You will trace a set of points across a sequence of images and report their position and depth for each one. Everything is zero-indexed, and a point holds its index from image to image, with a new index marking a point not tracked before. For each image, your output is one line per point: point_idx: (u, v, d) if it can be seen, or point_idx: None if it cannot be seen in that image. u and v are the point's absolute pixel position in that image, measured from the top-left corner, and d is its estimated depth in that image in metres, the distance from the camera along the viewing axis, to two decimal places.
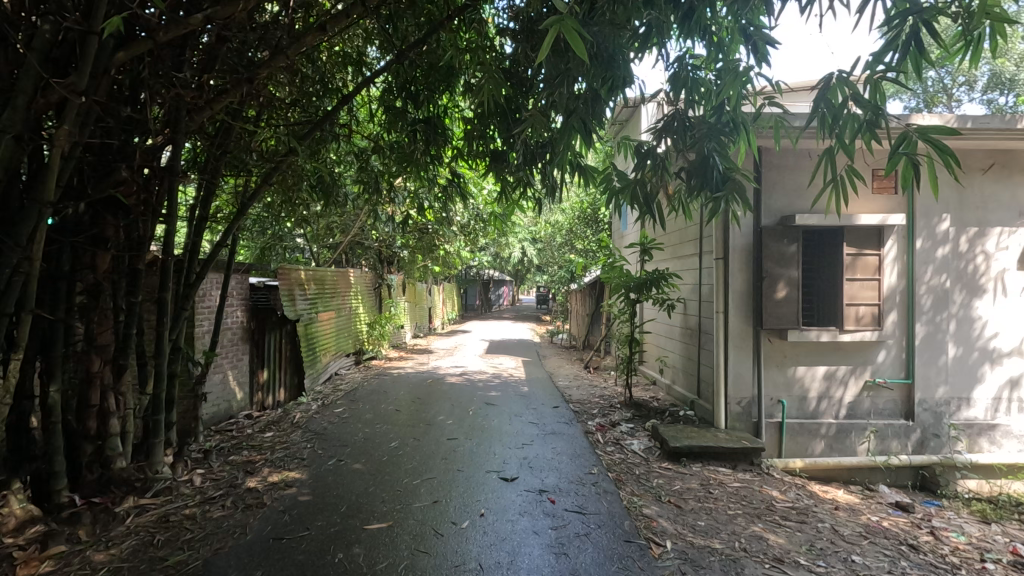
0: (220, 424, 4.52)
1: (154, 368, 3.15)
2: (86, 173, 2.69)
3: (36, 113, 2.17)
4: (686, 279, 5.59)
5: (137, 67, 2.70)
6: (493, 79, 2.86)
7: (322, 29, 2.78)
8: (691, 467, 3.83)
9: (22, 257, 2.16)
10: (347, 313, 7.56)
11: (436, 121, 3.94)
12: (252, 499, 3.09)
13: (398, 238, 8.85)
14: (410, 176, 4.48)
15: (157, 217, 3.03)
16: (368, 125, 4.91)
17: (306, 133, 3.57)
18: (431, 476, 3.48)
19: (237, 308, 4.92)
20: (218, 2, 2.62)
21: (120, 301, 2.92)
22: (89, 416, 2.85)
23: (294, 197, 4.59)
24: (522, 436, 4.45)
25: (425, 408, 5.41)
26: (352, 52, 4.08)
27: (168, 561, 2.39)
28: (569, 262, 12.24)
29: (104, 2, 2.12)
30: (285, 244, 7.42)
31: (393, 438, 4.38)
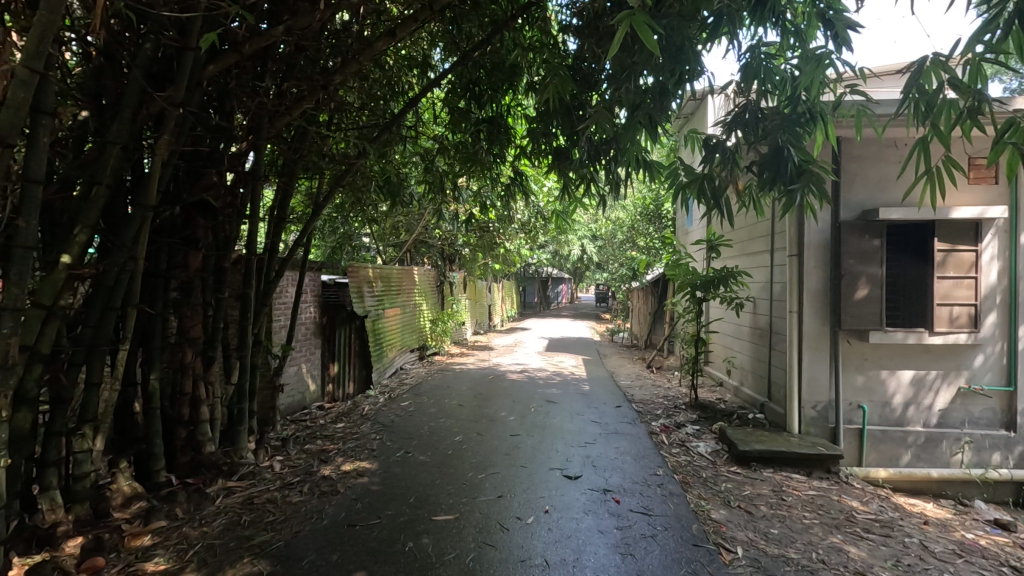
0: (295, 414, 4.78)
1: (239, 359, 3.37)
2: (181, 178, 2.90)
3: (140, 125, 2.37)
4: (756, 277, 5.37)
5: (225, 79, 2.90)
6: (558, 76, 2.86)
7: (392, 34, 2.88)
8: (762, 472, 3.67)
9: (128, 257, 2.37)
10: (411, 310, 7.78)
11: (499, 120, 3.97)
12: (327, 486, 3.25)
13: (460, 237, 9.02)
14: (474, 175, 4.55)
15: (242, 218, 3.23)
16: (434, 126, 5.04)
17: (375, 136, 3.71)
18: (496, 471, 3.53)
19: (310, 304, 5.18)
20: (296, 14, 2.76)
21: (209, 297, 3.14)
22: (183, 403, 3.09)
23: (363, 198, 4.77)
24: (585, 435, 4.43)
25: (487, 404, 5.49)
26: (418, 55, 4.17)
27: (254, 541, 2.56)
28: (630, 258, 12.04)
29: (199, 20, 2.29)
30: (353, 243, 7.73)
31: (457, 432, 4.47)
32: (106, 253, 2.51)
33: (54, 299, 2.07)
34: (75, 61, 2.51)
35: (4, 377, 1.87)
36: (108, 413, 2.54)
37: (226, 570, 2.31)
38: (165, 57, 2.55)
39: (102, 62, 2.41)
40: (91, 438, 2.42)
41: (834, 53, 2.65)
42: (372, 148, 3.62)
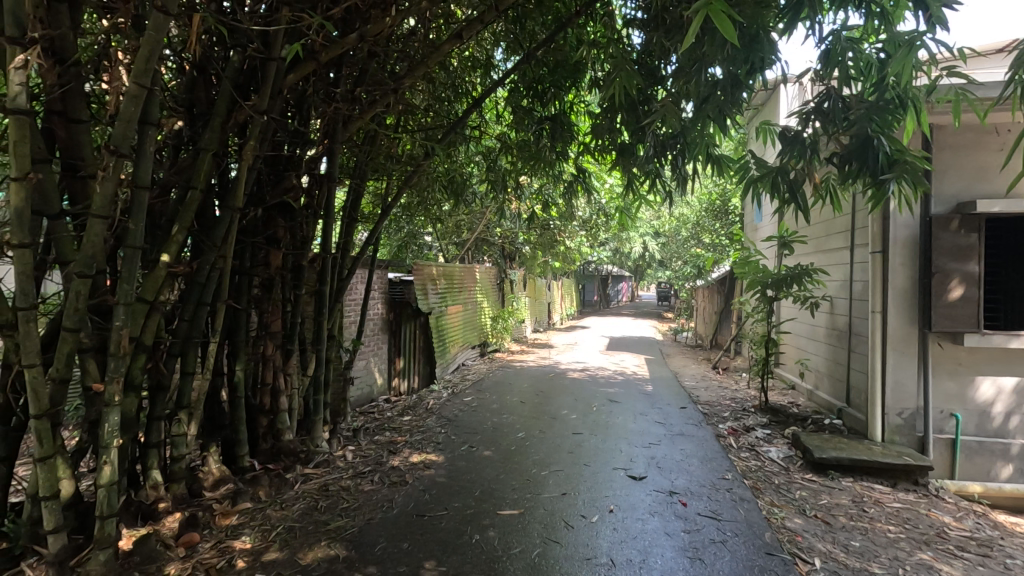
0: (364, 406, 4.98)
1: (315, 352, 3.55)
2: (264, 181, 3.08)
3: (228, 133, 2.54)
4: (833, 275, 5.09)
5: (304, 87, 3.05)
6: (625, 71, 2.82)
7: (459, 36, 2.93)
8: (841, 481, 3.48)
9: (219, 255, 2.55)
10: (472, 307, 7.90)
11: (563, 118, 4.02)
12: (396, 476, 3.37)
13: (520, 234, 9.07)
14: (537, 173, 4.57)
15: (317, 218, 3.39)
16: (498, 126, 5.10)
17: (441, 137, 3.80)
18: (559, 469, 3.54)
19: (378, 301, 5.37)
20: (368, 20, 2.86)
21: (288, 293, 3.33)
22: (264, 393, 3.29)
23: (428, 198, 4.90)
24: (649, 435, 4.36)
25: (549, 401, 5.51)
26: (481, 56, 4.21)
27: (330, 526, 2.70)
28: (694, 256, 11.66)
29: (280, 31, 2.42)
30: (417, 242, 7.94)
31: (519, 429, 4.51)
32: (198, 253, 2.70)
33: (155, 296, 2.26)
34: (172, 74, 2.71)
35: (117, 366, 2.06)
36: (200, 401, 2.75)
37: (306, 552, 2.45)
38: (250, 67, 2.72)
39: (195, 75, 2.60)
40: (186, 423, 2.62)
41: (927, 34, 2.46)
42: (438, 150, 3.72)
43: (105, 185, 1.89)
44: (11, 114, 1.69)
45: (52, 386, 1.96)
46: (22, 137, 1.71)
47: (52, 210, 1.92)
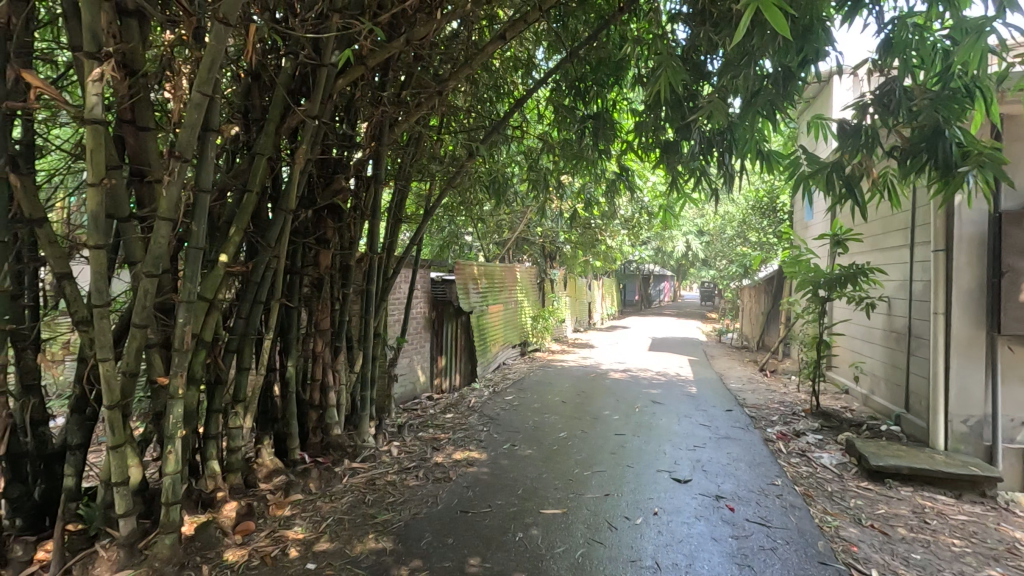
0: (407, 403, 5.08)
1: (362, 349, 3.64)
2: (315, 184, 3.18)
3: (282, 138, 2.64)
4: (890, 274, 4.86)
5: (352, 91, 3.14)
6: (671, 66, 2.77)
7: (502, 37, 2.96)
8: (899, 490, 3.33)
9: (273, 255, 2.65)
10: (513, 306, 7.93)
11: (606, 116, 4.00)
12: (440, 472, 3.43)
13: (561, 234, 9.03)
14: (578, 172, 4.55)
15: (364, 219, 3.47)
16: (539, 126, 5.10)
17: (484, 138, 3.83)
18: (602, 470, 3.51)
19: (421, 300, 5.47)
20: (415, 24, 2.92)
21: (337, 292, 3.43)
22: (314, 388, 3.40)
23: (470, 198, 4.96)
24: (694, 438, 4.28)
25: (590, 402, 5.47)
26: (523, 56, 4.23)
27: (377, 519, 2.77)
28: (741, 255, 11.33)
29: (332, 38, 2.49)
30: (459, 242, 8.03)
31: (561, 428, 4.50)
32: (253, 253, 2.82)
33: (214, 294, 2.37)
34: (229, 83, 2.83)
35: (181, 361, 2.18)
36: (255, 395, 2.86)
37: (355, 544, 2.52)
38: (301, 73, 2.81)
39: (250, 82, 2.70)
40: (242, 416, 2.73)
41: (997, 19, 2.33)
42: (482, 150, 3.75)
43: (171, 189, 1.99)
44: (88, 123, 1.80)
45: (123, 378, 2.08)
46: (98, 145, 1.83)
47: (122, 213, 2.03)
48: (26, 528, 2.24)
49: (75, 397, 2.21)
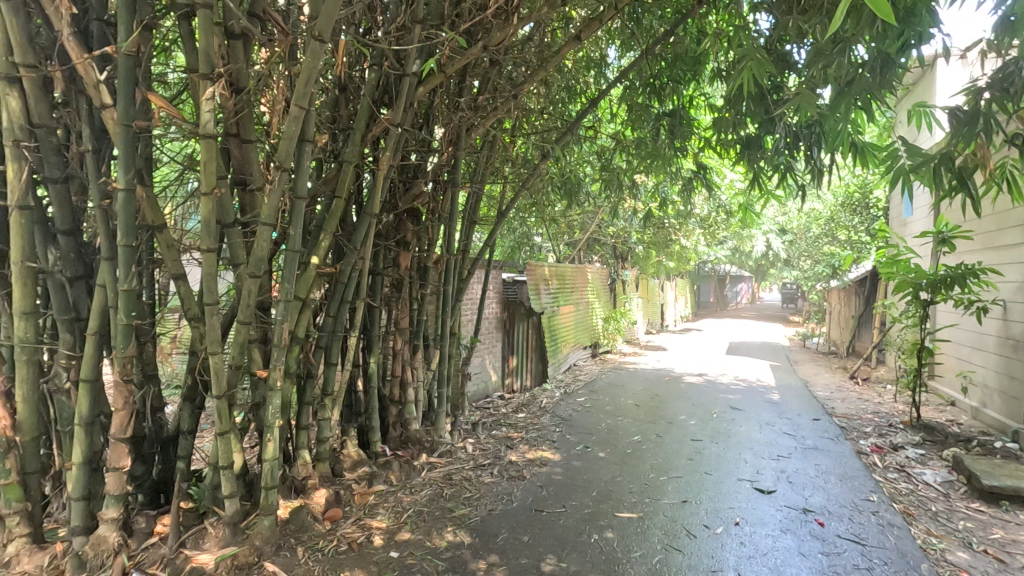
0: (481, 402, 5.18)
1: (439, 348, 3.76)
2: (396, 189, 3.32)
3: (367, 146, 2.77)
4: (1006, 275, 4.40)
5: (431, 98, 3.24)
6: (756, 58, 2.63)
7: (578, 39, 2.96)
8: (1017, 514, 3.01)
9: (358, 257, 2.80)
10: (584, 307, 7.88)
11: (682, 113, 3.90)
12: (514, 471, 3.47)
13: (633, 234, 8.87)
14: (652, 171, 4.46)
15: (441, 222, 3.58)
16: (613, 125, 5.04)
17: (558, 139, 3.84)
18: (678, 475, 3.43)
19: (494, 300, 5.56)
20: (491, 30, 2.97)
21: (415, 292, 3.55)
22: (394, 384, 3.54)
23: (542, 200, 4.99)
24: (777, 447, 4.07)
25: (664, 405, 5.34)
26: (596, 56, 4.20)
27: (455, 513, 2.85)
28: (829, 254, 10.62)
29: (413, 48, 2.59)
30: (530, 243, 8.09)
31: (635, 432, 4.43)
32: (340, 255, 2.98)
33: (307, 294, 2.53)
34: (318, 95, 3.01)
35: (278, 356, 2.35)
36: (341, 390, 3.03)
37: (434, 536, 2.61)
38: (384, 83, 2.94)
39: (338, 93, 2.86)
40: (330, 409, 2.90)
41: None
42: (555, 152, 3.76)
43: (272, 197, 2.16)
44: (203, 138, 1.98)
45: (229, 370, 2.27)
46: (211, 157, 2.01)
47: (229, 218, 2.22)
48: (147, 503, 2.49)
49: (189, 387, 2.44)
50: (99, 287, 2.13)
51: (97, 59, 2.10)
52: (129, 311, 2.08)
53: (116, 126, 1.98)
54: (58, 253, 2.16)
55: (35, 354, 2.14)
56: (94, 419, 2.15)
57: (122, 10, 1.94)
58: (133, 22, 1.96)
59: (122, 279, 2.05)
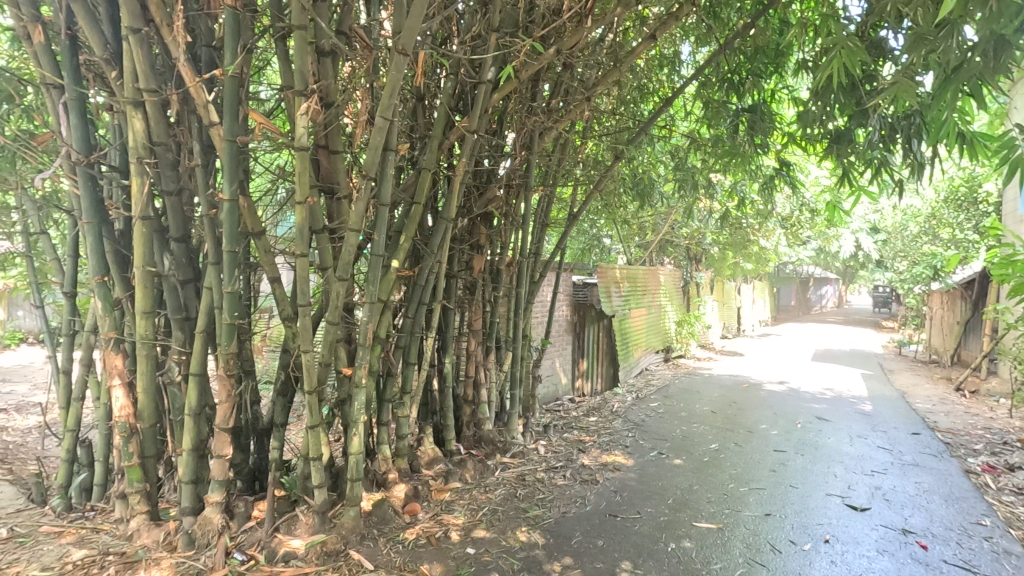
0: (551, 404, 5.19)
1: (511, 350, 3.81)
2: (471, 194, 3.40)
3: (444, 152, 2.86)
4: None
5: (505, 103, 3.30)
6: (847, 46, 2.46)
7: (653, 37, 2.91)
8: None
9: (435, 261, 2.89)
10: (656, 310, 7.70)
11: (762, 108, 3.73)
12: (587, 474, 3.45)
13: (709, 234, 8.56)
14: (731, 170, 4.29)
15: (515, 226, 3.63)
16: (687, 123, 4.91)
17: (631, 139, 3.79)
18: (761, 487, 3.27)
19: (565, 303, 5.56)
20: (565, 34, 2.98)
21: (489, 295, 3.62)
22: (468, 385, 3.62)
23: (614, 202, 4.94)
24: (871, 461, 3.79)
25: (743, 414, 5.11)
26: (670, 52, 4.10)
27: (529, 513, 2.87)
28: (929, 255, 9.75)
29: (488, 55, 2.65)
30: (600, 245, 8.02)
31: (712, 440, 4.27)
32: (418, 258, 3.09)
33: (388, 296, 2.65)
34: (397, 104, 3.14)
35: (363, 355, 2.47)
36: (419, 389, 3.13)
37: (509, 536, 2.64)
38: (460, 91, 3.03)
39: (416, 103, 2.97)
40: (409, 407, 3.01)
41: None
42: (628, 153, 3.71)
43: (358, 204, 2.28)
44: (297, 150, 2.12)
45: (319, 368, 2.41)
46: (304, 168, 2.15)
47: (319, 225, 2.36)
48: (245, 489, 2.69)
49: (283, 382, 2.61)
50: (206, 289, 2.33)
51: (205, 81, 2.31)
52: (233, 312, 2.27)
53: (222, 142, 2.15)
54: (172, 259, 2.39)
55: (154, 349, 2.37)
56: (201, 409, 2.35)
57: (228, 35, 2.11)
58: (236, 47, 2.13)
59: (226, 282, 2.23)
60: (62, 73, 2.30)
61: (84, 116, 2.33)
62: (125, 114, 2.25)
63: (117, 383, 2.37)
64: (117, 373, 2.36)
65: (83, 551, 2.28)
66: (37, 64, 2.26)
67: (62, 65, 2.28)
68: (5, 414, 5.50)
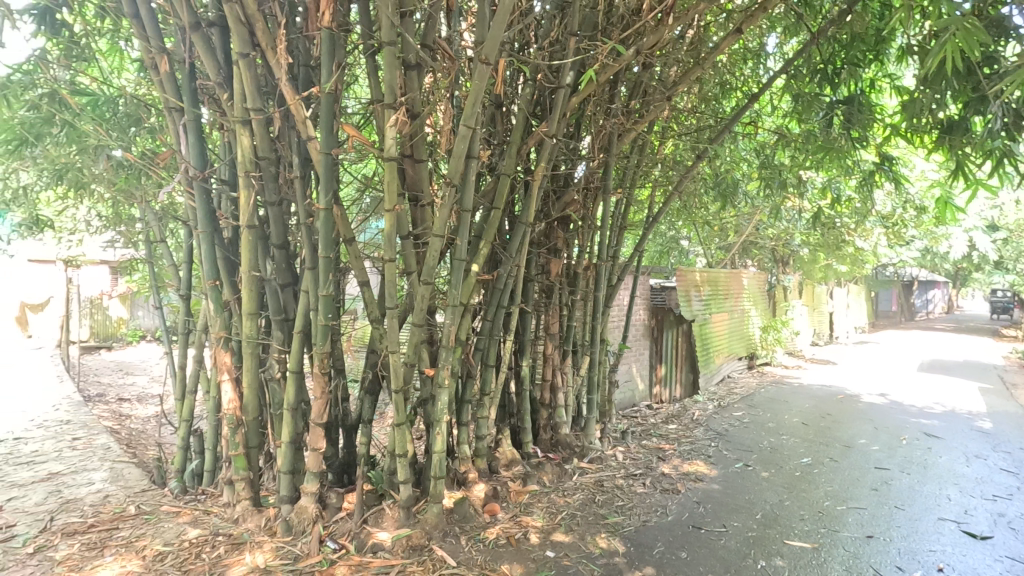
0: (628, 410, 5.09)
1: (589, 354, 3.78)
2: (548, 197, 3.40)
3: (523, 158, 2.89)
4: None
5: (583, 106, 3.28)
6: (963, 28, 2.24)
7: (739, 32, 2.80)
8: None
9: (514, 265, 2.93)
10: (739, 315, 7.36)
11: (861, 99, 3.47)
12: (668, 483, 3.36)
13: (797, 235, 8.07)
14: (825, 166, 4.03)
15: (592, 229, 3.60)
16: (775, 118, 4.66)
17: (713, 138, 3.65)
18: (861, 507, 3.04)
19: (642, 306, 5.44)
20: (645, 34, 2.93)
21: (566, 298, 3.61)
22: (545, 388, 3.63)
23: (694, 203, 4.78)
24: (992, 485, 3.42)
25: (839, 427, 4.76)
26: (755, 45, 3.92)
27: (609, 520, 2.84)
28: None
29: (568, 60, 2.65)
30: (678, 247, 7.79)
31: (804, 453, 4.01)
32: (496, 262, 3.15)
33: (468, 300, 2.71)
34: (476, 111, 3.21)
35: (446, 356, 2.55)
36: (498, 391, 3.18)
37: (588, 541, 2.62)
38: (538, 96, 3.05)
39: (494, 109, 3.02)
40: (488, 409, 3.06)
41: None
42: (710, 152, 3.58)
43: (443, 211, 2.35)
44: (387, 160, 2.23)
45: (405, 368, 2.51)
46: (392, 178, 2.25)
47: (406, 231, 2.46)
48: (336, 481, 2.84)
49: (371, 381, 2.75)
50: (303, 292, 2.49)
51: (303, 99, 2.48)
52: (327, 313, 2.41)
53: (319, 155, 2.31)
54: (273, 264, 2.58)
55: (257, 348, 2.57)
56: (298, 404, 2.52)
57: (325, 54, 2.26)
58: (332, 64, 2.27)
59: (322, 285, 2.38)
60: (182, 97, 2.54)
61: (200, 136, 2.58)
62: (234, 132, 2.46)
63: (226, 378, 2.59)
64: (227, 368, 2.58)
65: (197, 530, 2.51)
66: (162, 90, 2.52)
67: (183, 90, 2.52)
68: (130, 404, 6.16)
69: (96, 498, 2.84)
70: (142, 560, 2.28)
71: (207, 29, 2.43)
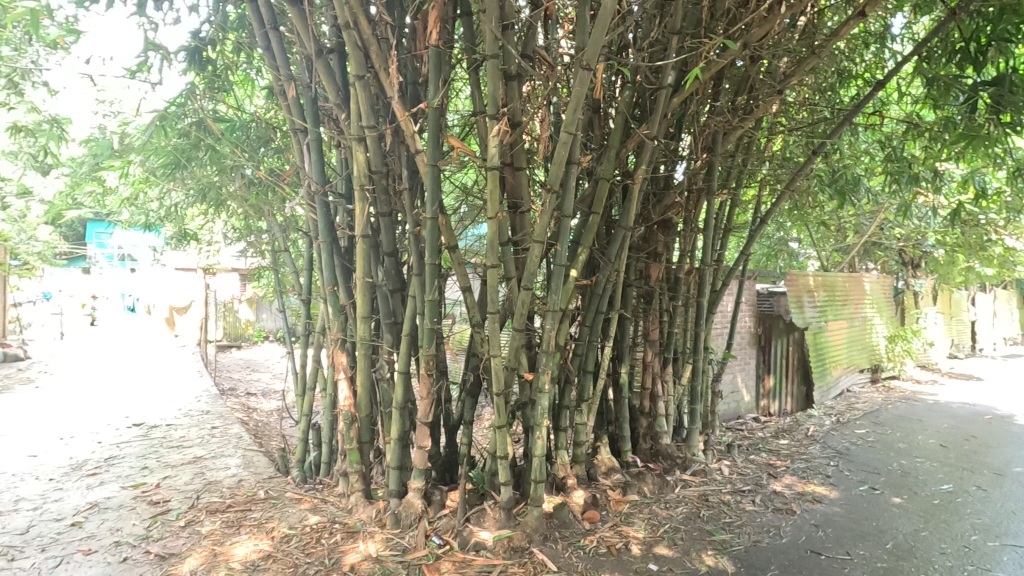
0: (733, 423, 4.82)
1: (691, 362, 3.63)
2: (648, 201, 3.31)
3: (623, 162, 2.84)
4: None
5: (685, 106, 3.17)
6: None
7: (862, 15, 2.58)
8: None
9: (613, 270, 2.88)
10: (861, 323, 6.71)
11: (1014, 79, 3.06)
12: (781, 503, 3.13)
13: (931, 234, 7.24)
14: (967, 156, 3.58)
15: (695, 232, 3.45)
16: (903, 106, 4.21)
17: (831, 132, 3.38)
18: (1019, 545, 2.66)
19: (749, 313, 5.14)
20: (753, 26, 2.78)
21: (667, 304, 3.50)
22: (644, 397, 3.53)
23: (808, 201, 4.44)
24: None
25: (987, 452, 4.19)
26: (879, 28, 3.58)
27: (715, 537, 2.71)
28: None
29: (670, 59, 2.58)
30: (788, 249, 7.27)
31: (943, 479, 3.57)
32: (595, 268, 3.12)
33: (566, 305, 2.71)
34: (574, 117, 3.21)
35: (546, 361, 2.57)
36: (597, 398, 3.14)
37: (693, 558, 2.52)
38: (638, 99, 2.99)
39: (593, 114, 3.00)
40: (587, 415, 3.03)
41: None
42: (828, 147, 3.30)
43: (543, 217, 2.38)
44: (489, 169, 2.29)
45: (506, 371, 2.56)
46: (495, 186, 2.31)
47: (506, 237, 2.50)
48: (439, 479, 2.94)
49: (473, 383, 2.83)
50: (411, 297, 2.62)
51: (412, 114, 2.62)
52: (433, 318, 2.52)
53: (426, 167, 2.42)
54: (383, 271, 2.73)
55: (369, 349, 2.74)
56: (405, 404, 2.65)
57: (432, 71, 2.36)
58: (438, 81, 2.37)
59: (428, 291, 2.49)
60: (306, 118, 2.78)
61: (321, 153, 2.80)
62: (351, 148, 2.65)
63: (342, 377, 2.79)
64: (342, 368, 2.78)
65: (317, 517, 2.72)
66: (289, 113, 2.77)
67: (306, 111, 2.76)
68: (257, 398, 6.82)
69: (232, 481, 3.18)
70: (272, 540, 2.51)
71: (327, 55, 2.65)
